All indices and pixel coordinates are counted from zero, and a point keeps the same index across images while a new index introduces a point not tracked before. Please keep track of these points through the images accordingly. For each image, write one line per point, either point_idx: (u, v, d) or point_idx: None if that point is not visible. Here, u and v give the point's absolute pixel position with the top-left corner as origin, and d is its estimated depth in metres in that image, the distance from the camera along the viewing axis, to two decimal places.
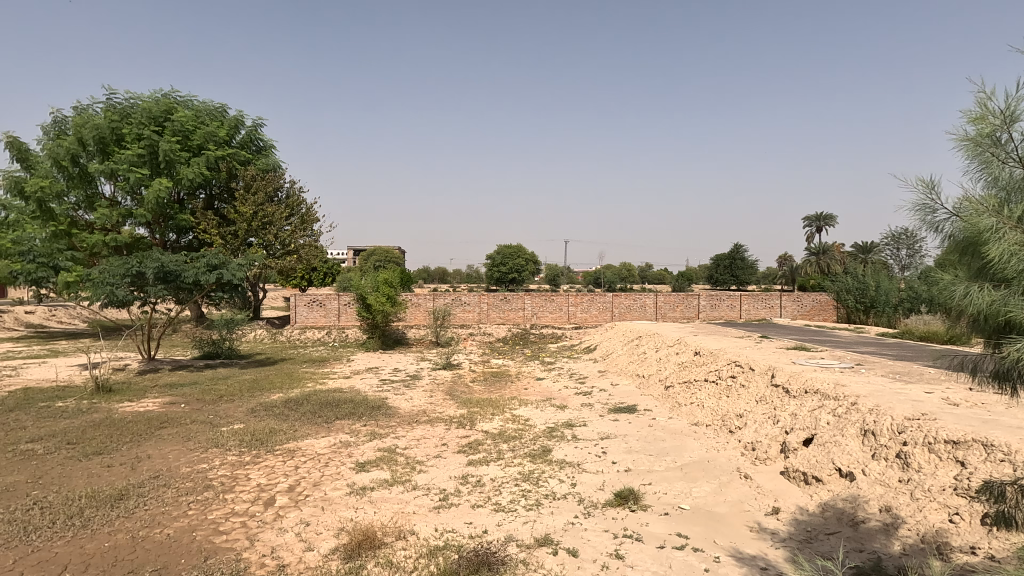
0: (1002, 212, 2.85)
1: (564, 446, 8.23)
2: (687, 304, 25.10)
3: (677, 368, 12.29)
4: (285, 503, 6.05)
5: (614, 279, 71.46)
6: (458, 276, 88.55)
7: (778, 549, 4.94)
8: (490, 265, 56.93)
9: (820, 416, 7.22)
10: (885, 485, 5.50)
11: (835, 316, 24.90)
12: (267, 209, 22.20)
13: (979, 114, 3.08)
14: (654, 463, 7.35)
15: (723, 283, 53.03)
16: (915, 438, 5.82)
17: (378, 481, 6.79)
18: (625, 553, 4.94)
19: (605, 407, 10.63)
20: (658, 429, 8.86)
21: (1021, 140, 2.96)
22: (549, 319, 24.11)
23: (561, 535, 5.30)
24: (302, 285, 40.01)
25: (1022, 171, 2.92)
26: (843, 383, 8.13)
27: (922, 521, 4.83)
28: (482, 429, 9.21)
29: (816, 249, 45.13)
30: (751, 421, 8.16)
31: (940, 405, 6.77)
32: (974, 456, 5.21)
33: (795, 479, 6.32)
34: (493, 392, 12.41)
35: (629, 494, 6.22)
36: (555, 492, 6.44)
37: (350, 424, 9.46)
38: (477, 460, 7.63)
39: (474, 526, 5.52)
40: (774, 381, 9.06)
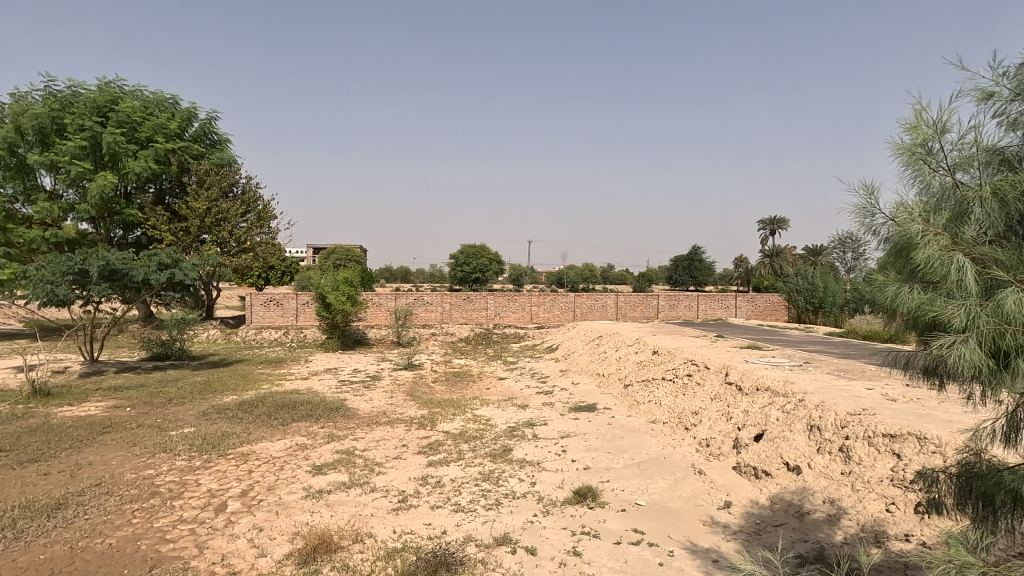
0: (930, 217, 2.76)
1: (524, 445, 8.26)
2: (647, 304, 25.63)
3: (636, 368, 12.51)
4: (237, 508, 5.88)
5: (575, 276, 70.92)
6: (421, 276, 87.46)
7: (730, 542, 5.12)
8: (453, 265, 56.43)
9: (770, 413, 7.50)
10: (828, 477, 5.76)
11: (787, 316, 25.88)
12: (222, 205, 21.51)
13: (913, 124, 3.02)
14: (612, 460, 7.49)
15: (682, 283, 54.37)
16: (856, 432, 6.11)
17: (335, 484, 6.67)
18: (582, 550, 5.01)
19: (566, 407, 10.73)
20: (618, 428, 9.01)
21: (954, 149, 2.90)
22: (512, 319, 24.18)
23: (520, 534, 5.33)
24: (259, 284, 38.56)
25: (952, 180, 2.85)
26: (792, 381, 8.46)
27: (862, 511, 5.08)
28: (443, 430, 9.18)
29: (769, 251, 46.57)
30: (706, 418, 8.40)
31: (879, 401, 7.11)
32: (908, 449, 5.50)
33: (746, 474, 6.55)
34: (454, 392, 12.37)
35: (588, 491, 6.31)
36: (515, 492, 6.48)
37: (307, 426, 9.25)
38: (437, 460, 7.60)
39: (433, 527, 5.49)
40: (727, 379, 9.33)
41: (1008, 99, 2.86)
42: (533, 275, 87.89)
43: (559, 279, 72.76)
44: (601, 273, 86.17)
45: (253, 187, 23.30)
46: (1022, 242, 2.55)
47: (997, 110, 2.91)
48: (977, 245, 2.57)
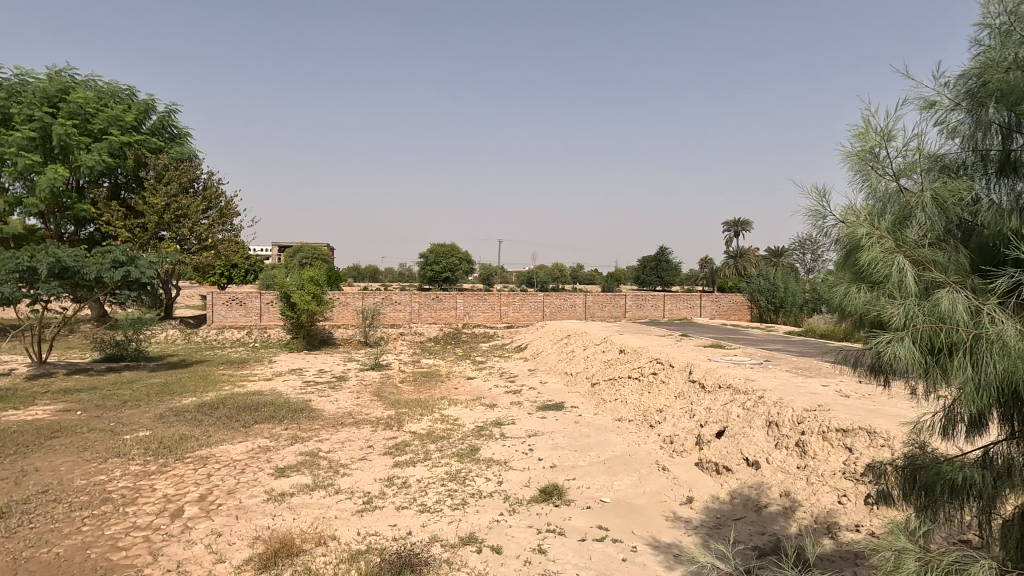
0: (876, 220, 2.88)
1: (492, 445, 8.27)
2: (615, 304, 25.97)
3: (603, 366, 12.67)
4: (195, 513, 5.71)
5: (545, 276, 71.25)
6: (390, 275, 86.52)
7: (691, 536, 5.24)
8: (422, 265, 55.99)
9: (731, 410, 7.70)
10: (785, 471, 5.94)
11: (749, 315, 26.60)
12: (181, 201, 20.84)
13: (863, 130, 3.14)
14: (578, 458, 7.56)
15: (650, 283, 55.26)
16: (811, 428, 6.33)
17: (298, 487, 6.55)
18: (547, 547, 5.05)
19: (534, 406, 10.79)
20: (584, 426, 9.11)
21: (899, 155, 3.02)
22: (481, 318, 24.16)
23: (486, 533, 5.34)
24: (221, 283, 37.49)
25: (897, 185, 2.97)
26: (752, 378, 8.70)
27: (816, 503, 5.26)
28: (410, 430, 9.11)
29: (733, 252, 47.74)
30: (670, 415, 8.56)
31: (834, 397, 7.38)
32: (860, 443, 5.72)
33: (708, 469, 6.71)
34: (422, 392, 12.29)
35: (554, 489, 6.36)
36: (482, 491, 6.48)
37: (270, 428, 9.04)
38: (404, 460, 7.54)
39: (398, 528, 5.45)
40: (691, 377, 9.54)
41: (950, 108, 3.00)
42: (503, 275, 87.93)
43: (528, 279, 73.04)
44: (571, 274, 86.88)
45: (215, 183, 22.67)
46: (958, 246, 2.68)
47: (939, 119, 3.05)
48: (917, 248, 2.69)
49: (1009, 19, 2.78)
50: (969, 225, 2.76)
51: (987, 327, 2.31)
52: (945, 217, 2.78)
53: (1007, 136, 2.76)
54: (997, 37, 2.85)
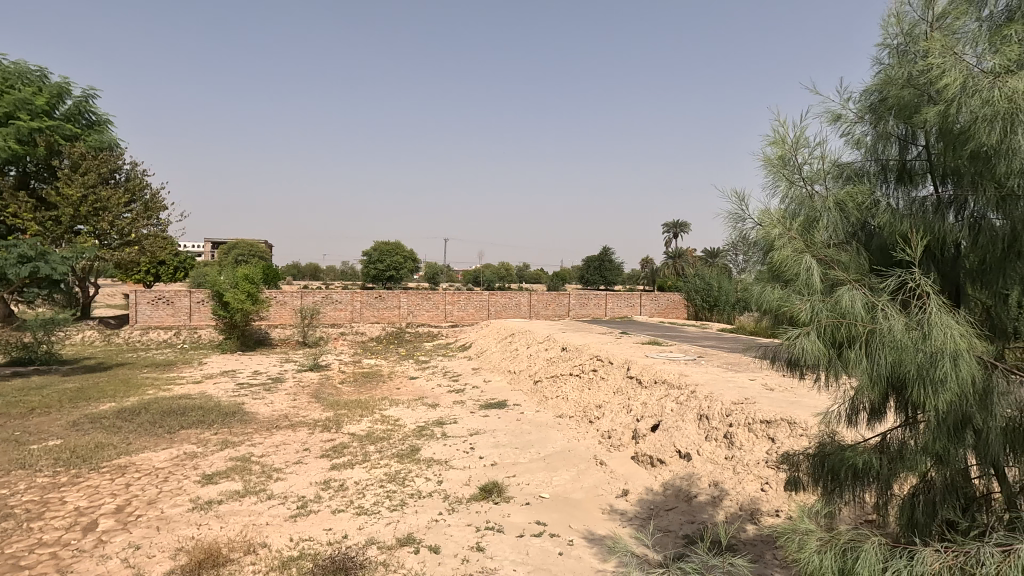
0: (788, 222, 3.06)
1: (433, 444, 8.21)
2: (559, 303, 26.35)
3: (545, 364, 12.84)
4: (110, 526, 5.35)
5: (491, 276, 71.25)
6: (333, 273, 84.10)
7: (625, 528, 5.39)
8: (365, 263, 54.73)
9: (665, 404, 7.98)
10: (714, 462, 6.22)
11: (686, 314, 27.65)
12: (101, 193, 19.45)
13: (777, 138, 3.33)
14: (519, 455, 7.63)
15: (593, 283, 56.38)
16: (738, 420, 6.65)
17: (227, 494, 6.26)
18: (485, 545, 5.07)
19: (476, 404, 10.79)
20: (526, 423, 9.19)
21: (808, 163, 3.23)
22: (425, 317, 23.92)
23: (424, 534, 5.29)
24: (146, 281, 35.23)
25: (806, 190, 3.17)
26: (686, 373, 9.06)
27: (741, 491, 5.54)
28: (349, 432, 8.90)
29: (672, 253, 49.40)
30: (608, 411, 8.78)
31: (759, 391, 7.80)
32: (781, 433, 6.07)
33: (643, 462, 6.93)
34: (363, 392, 12.03)
35: (494, 487, 6.39)
36: (421, 491, 6.42)
37: (197, 433, 8.59)
38: (341, 463, 7.36)
39: (333, 532, 5.31)
40: (629, 373, 9.82)
41: (854, 120, 3.24)
42: (449, 274, 87.34)
43: (474, 278, 72.88)
44: (517, 273, 87.44)
45: (138, 175, 21.36)
46: (858, 248, 2.90)
47: (844, 130, 3.28)
48: (823, 249, 2.88)
49: (904, 40, 3.03)
50: (870, 228, 2.99)
51: (880, 321, 2.52)
52: (847, 221, 3.01)
53: (902, 147, 3.01)
54: (895, 57, 3.10)
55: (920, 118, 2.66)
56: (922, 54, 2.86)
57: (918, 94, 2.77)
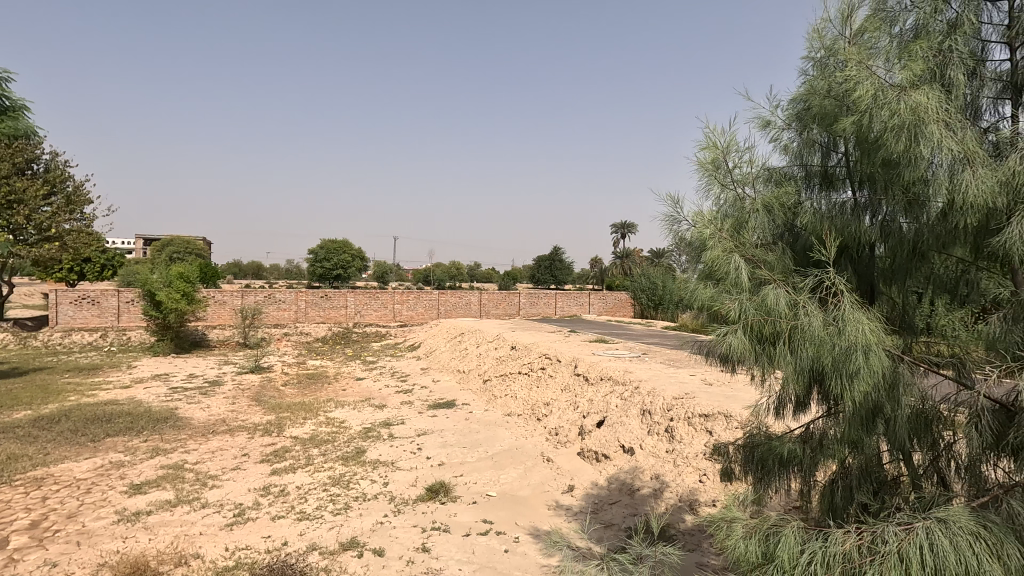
0: (720, 223, 3.19)
1: (379, 446, 8.08)
2: (509, 302, 26.48)
3: (495, 363, 12.87)
4: (23, 543, 4.96)
5: (442, 275, 70.67)
6: (276, 272, 81.18)
7: (570, 523, 5.48)
8: (311, 261, 53.10)
9: (610, 400, 8.17)
10: (656, 455, 6.42)
11: (633, 312, 28.39)
12: (15, 184, 17.96)
13: (710, 142, 3.47)
14: (467, 454, 7.61)
15: (544, 282, 56.94)
16: (679, 414, 6.89)
17: (157, 504, 5.93)
18: (431, 545, 5.03)
19: (425, 404, 10.69)
20: (474, 422, 9.19)
21: (738, 166, 3.38)
22: (373, 317, 23.48)
23: (368, 537, 5.20)
24: (69, 279, 32.86)
25: (737, 193, 3.31)
26: (631, 370, 9.31)
27: (681, 483, 5.74)
28: (291, 435, 8.63)
29: (620, 253, 50.53)
30: (555, 408, 8.90)
31: (699, 386, 8.11)
32: (718, 426, 6.33)
33: (588, 458, 7.07)
34: (307, 394, 11.68)
35: (440, 487, 6.35)
36: (366, 493, 6.30)
37: (125, 440, 8.10)
38: (283, 467, 7.12)
39: (272, 539, 5.14)
40: (576, 371, 9.99)
41: (782, 128, 3.41)
42: (399, 273, 86.07)
43: (425, 277, 72.11)
44: (468, 272, 87.16)
45: (60, 166, 19.88)
46: (784, 248, 3.06)
47: (773, 136, 3.45)
48: (752, 249, 3.03)
49: (825, 52, 3.21)
50: (795, 229, 3.16)
51: (801, 318, 2.66)
52: (774, 223, 3.17)
53: (825, 154, 3.20)
54: (818, 68, 3.28)
55: (837, 126, 2.84)
56: (840, 66, 3.04)
57: (837, 105, 2.95)
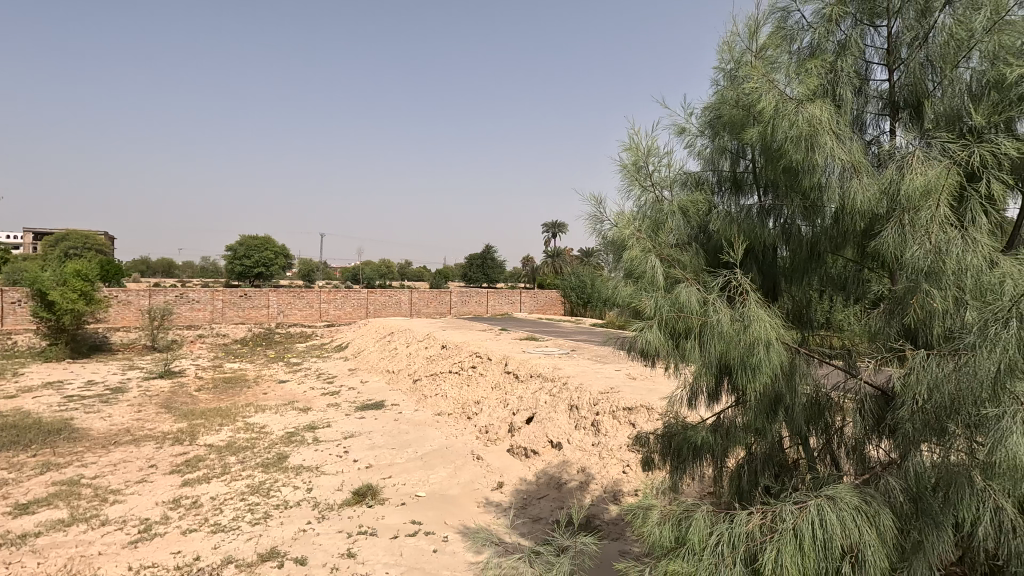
0: (639, 224, 3.32)
1: (303, 450, 7.76)
2: (441, 300, 26.25)
3: (425, 362, 12.72)
4: None
5: (372, 273, 68.88)
6: (190, 269, 75.96)
7: (499, 519, 5.52)
8: (229, 258, 50.09)
9: (539, 397, 8.30)
10: (582, 449, 6.60)
11: (563, 310, 28.99)
12: None
13: (631, 145, 3.60)
14: (395, 456, 7.48)
15: (476, 280, 56.87)
16: (604, 408, 7.11)
17: (47, 524, 5.39)
18: (357, 550, 4.90)
19: (352, 406, 10.39)
20: (403, 423, 9.04)
21: (657, 170, 3.54)
22: (297, 317, 22.52)
23: (290, 546, 4.99)
24: None
25: (656, 194, 3.46)
26: (559, 366, 9.49)
27: (606, 474, 5.94)
28: (205, 443, 8.12)
29: (551, 252, 51.37)
30: (485, 406, 8.93)
31: (623, 380, 8.41)
32: (641, 418, 6.60)
33: (518, 454, 7.15)
34: (224, 399, 11.02)
35: (368, 490, 6.19)
36: (288, 501, 6.04)
37: (8, 456, 7.28)
38: (195, 478, 6.68)
39: (183, 554, 4.81)
40: (506, 368, 10.07)
41: (696, 134, 3.61)
42: (326, 271, 83.01)
43: (354, 275, 70.02)
44: (399, 270, 85.51)
45: None
46: (696, 249, 3.24)
47: (688, 142, 3.64)
48: (667, 249, 3.18)
49: (734, 64, 3.41)
50: (707, 231, 3.35)
51: (711, 315, 2.83)
52: (689, 224, 3.34)
53: (734, 160, 3.41)
54: (727, 79, 3.49)
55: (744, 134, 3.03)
56: (746, 79, 3.25)
57: (744, 114, 3.15)
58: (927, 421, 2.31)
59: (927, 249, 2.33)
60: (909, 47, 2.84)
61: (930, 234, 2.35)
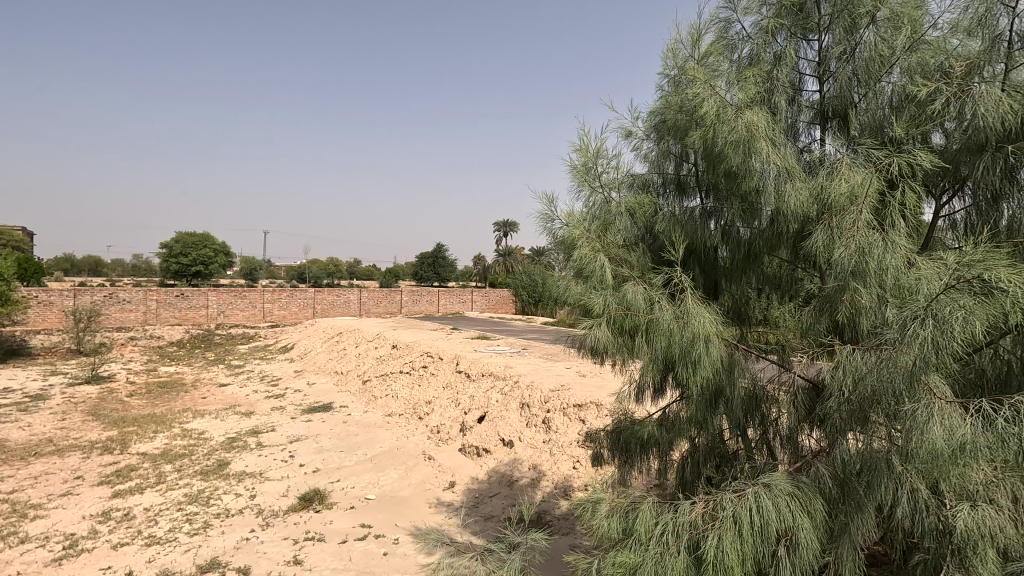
0: (589, 225, 3.38)
1: (245, 456, 7.47)
2: (391, 300, 25.82)
3: (375, 363, 12.49)
4: None
5: (319, 272, 66.92)
6: (120, 268, 71.43)
7: (451, 519, 5.51)
8: (164, 256, 47.43)
9: (491, 396, 8.32)
10: (533, 446, 6.67)
11: (515, 309, 29.11)
12: None
13: (581, 147, 3.66)
14: (344, 459, 7.31)
15: (427, 279, 56.24)
16: (555, 406, 7.20)
17: None
18: (304, 557, 4.77)
19: (298, 409, 10.08)
20: (352, 425, 8.85)
21: (605, 171, 3.62)
22: (239, 318, 21.61)
23: (232, 555, 4.80)
24: None
25: (604, 195, 3.54)
26: (511, 365, 9.54)
27: (557, 470, 6.03)
28: (138, 451, 7.67)
29: (503, 251, 51.47)
30: (437, 406, 8.87)
31: (573, 378, 8.54)
32: (590, 414, 6.73)
33: (469, 453, 7.15)
34: (158, 405, 10.45)
35: (315, 495, 6.03)
36: (230, 509, 5.80)
37: None
38: (127, 488, 6.31)
39: (114, 570, 4.54)
40: (458, 368, 10.03)
41: (642, 138, 3.71)
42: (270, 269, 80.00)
43: (300, 274, 67.80)
44: (347, 269, 83.44)
45: None
46: (643, 250, 3.34)
47: (635, 145, 3.74)
48: (615, 249, 3.26)
49: (677, 70, 3.53)
50: (653, 232, 3.46)
51: (656, 313, 2.93)
52: (636, 225, 3.44)
53: (678, 164, 3.53)
54: (671, 85, 3.61)
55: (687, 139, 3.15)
56: (689, 84, 3.37)
57: (687, 119, 3.27)
58: (853, 411, 2.48)
59: (852, 251, 2.49)
60: (838, 60, 3.03)
61: (855, 236, 2.52)
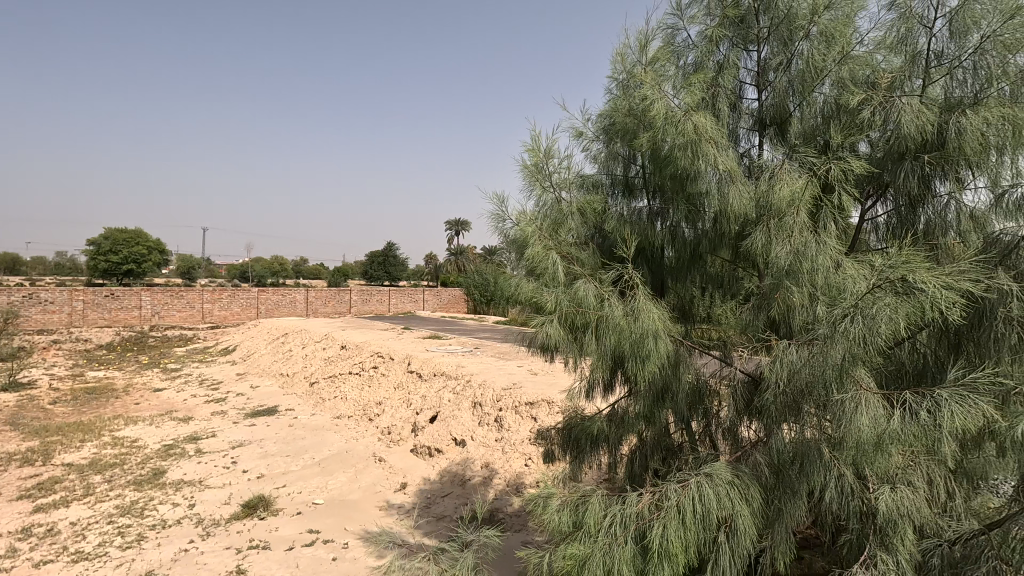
0: (540, 223, 3.42)
1: (184, 464, 7.11)
2: (339, 299, 25.17)
3: (323, 364, 12.16)
4: None
5: (263, 271, 64.41)
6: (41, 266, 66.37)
7: (402, 520, 5.45)
8: (91, 254, 44.40)
9: (443, 395, 8.27)
10: (486, 445, 6.68)
11: (467, 308, 28.96)
12: None
13: (532, 146, 3.70)
14: (290, 463, 7.09)
15: (378, 278, 55.15)
16: (507, 404, 7.24)
17: None
18: (248, 566, 4.60)
19: (241, 413, 9.69)
20: (299, 429, 8.59)
21: (556, 170, 3.67)
22: (176, 318, 20.52)
23: (169, 568, 4.57)
24: None
25: (555, 195, 3.60)
26: (463, 364, 9.51)
27: (509, 468, 6.07)
28: (63, 462, 7.17)
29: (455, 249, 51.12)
30: (387, 407, 8.74)
31: (525, 376, 8.59)
32: (542, 411, 6.80)
33: (421, 454, 7.09)
34: (86, 412, 9.79)
35: (259, 501, 5.82)
36: (166, 519, 5.52)
37: None
38: (50, 502, 5.88)
39: None
40: (409, 368, 9.90)
41: (592, 139, 3.79)
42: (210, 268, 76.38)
43: (242, 273, 65.04)
44: (294, 268, 80.71)
45: None
46: (593, 249, 3.41)
47: (585, 146, 3.82)
48: (566, 247, 3.32)
49: (626, 74, 3.62)
50: (602, 232, 3.54)
51: (606, 309, 3.00)
52: (587, 225, 3.51)
53: (626, 166, 3.63)
54: (620, 88, 3.70)
55: (636, 141, 3.24)
56: (637, 88, 3.47)
57: (636, 122, 3.37)
58: (787, 402, 2.63)
59: (789, 251, 2.64)
60: (775, 71, 3.20)
61: (791, 237, 2.68)
